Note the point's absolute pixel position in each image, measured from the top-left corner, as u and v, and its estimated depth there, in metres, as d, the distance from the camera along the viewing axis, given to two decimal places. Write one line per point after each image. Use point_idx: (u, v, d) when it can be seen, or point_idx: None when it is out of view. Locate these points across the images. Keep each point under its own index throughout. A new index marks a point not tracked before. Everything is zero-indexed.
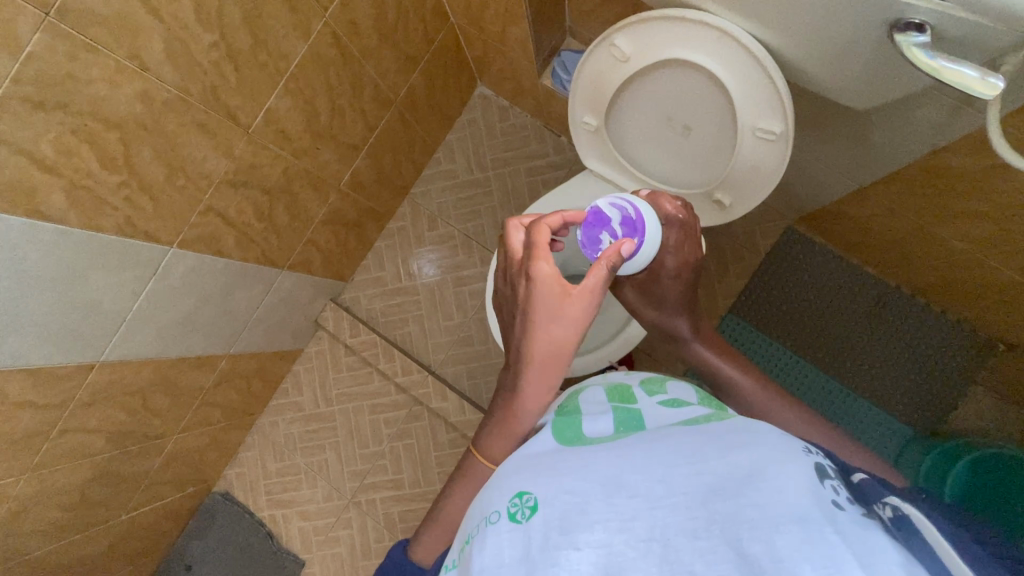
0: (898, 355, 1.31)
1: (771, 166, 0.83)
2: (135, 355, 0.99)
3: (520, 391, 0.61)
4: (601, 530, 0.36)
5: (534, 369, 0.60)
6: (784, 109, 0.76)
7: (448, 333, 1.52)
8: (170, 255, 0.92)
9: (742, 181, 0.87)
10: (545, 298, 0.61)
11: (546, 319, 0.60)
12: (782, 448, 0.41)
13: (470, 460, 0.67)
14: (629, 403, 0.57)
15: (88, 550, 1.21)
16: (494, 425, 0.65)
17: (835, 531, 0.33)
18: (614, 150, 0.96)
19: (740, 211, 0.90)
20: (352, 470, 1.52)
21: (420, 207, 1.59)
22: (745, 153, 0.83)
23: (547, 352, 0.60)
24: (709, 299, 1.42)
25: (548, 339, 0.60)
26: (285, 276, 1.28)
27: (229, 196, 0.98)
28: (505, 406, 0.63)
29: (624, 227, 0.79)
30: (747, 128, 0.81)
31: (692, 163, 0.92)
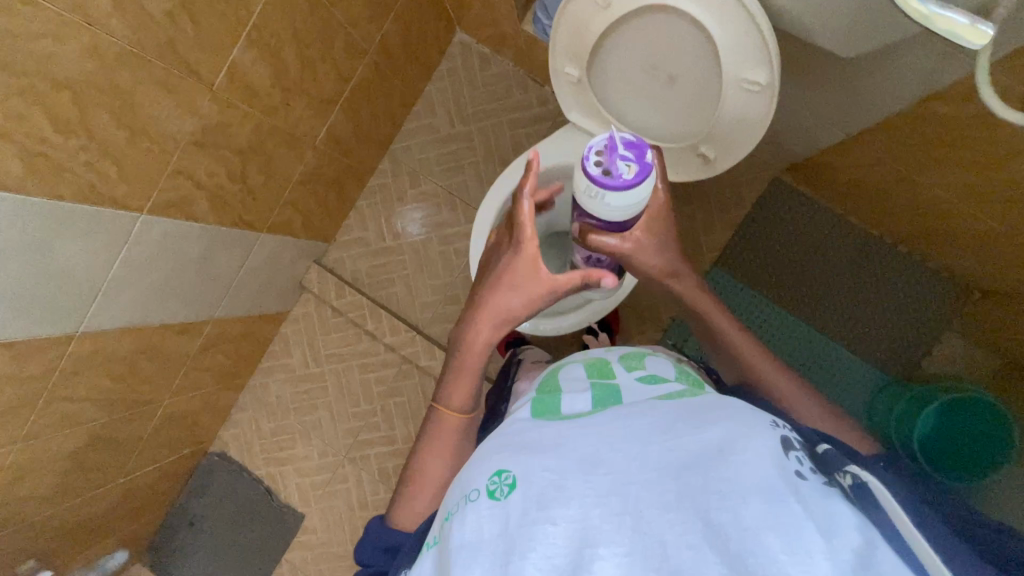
0: (875, 304, 1.33)
1: (757, 118, 0.81)
2: (115, 324, 0.97)
3: (469, 335, 0.68)
4: (577, 505, 0.37)
5: (484, 318, 0.68)
6: (770, 57, 0.74)
7: (435, 292, 1.52)
8: (141, 222, 0.89)
9: (727, 135, 0.85)
10: (513, 271, 0.66)
11: (506, 287, 0.67)
12: (751, 423, 0.43)
13: (435, 416, 0.71)
14: (608, 378, 0.58)
15: (90, 512, 1.24)
16: (453, 368, 0.69)
17: (798, 501, 0.35)
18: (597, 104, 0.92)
19: (725, 166, 0.88)
20: (346, 428, 1.55)
21: (401, 163, 1.54)
22: (731, 105, 0.80)
23: (499, 305, 0.67)
24: (695, 252, 1.42)
25: (499, 303, 0.67)
26: (265, 239, 1.26)
27: (198, 158, 0.94)
28: (463, 346, 0.68)
29: (631, 148, 0.60)
30: (733, 78, 0.78)
31: (676, 115, 0.88)
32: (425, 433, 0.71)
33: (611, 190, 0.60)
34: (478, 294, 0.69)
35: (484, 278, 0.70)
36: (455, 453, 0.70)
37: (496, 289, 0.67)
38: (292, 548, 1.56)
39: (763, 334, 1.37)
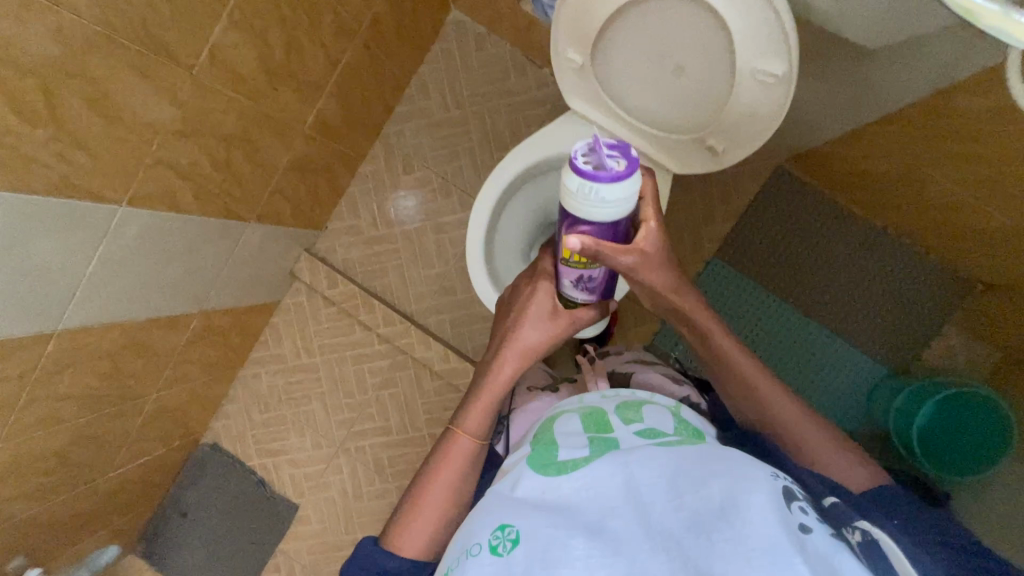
0: (875, 298, 1.32)
1: (768, 112, 0.78)
2: (97, 321, 0.93)
3: (494, 367, 0.74)
4: (577, 566, 0.40)
5: (510, 354, 0.74)
6: (788, 47, 0.70)
7: (429, 282, 1.48)
8: (120, 216, 0.85)
9: (736, 129, 0.81)
10: (537, 312, 0.74)
11: (528, 324, 0.74)
12: (753, 475, 0.45)
13: (448, 440, 0.71)
14: (605, 432, 0.57)
15: (79, 507, 1.22)
16: (475, 391, 0.73)
17: (802, 560, 0.37)
18: (601, 92, 0.87)
19: (732, 160, 0.85)
20: (339, 419, 1.53)
21: (393, 148, 1.49)
22: (743, 97, 0.77)
23: (522, 340, 0.74)
24: (695, 243, 1.40)
25: (522, 339, 0.74)
26: (253, 229, 1.21)
27: (180, 147, 0.89)
28: (489, 375, 0.73)
29: (617, 151, 0.57)
30: (747, 69, 0.74)
31: (683, 107, 0.83)
32: (440, 446, 0.71)
33: (604, 184, 0.55)
34: (503, 332, 0.76)
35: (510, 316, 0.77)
36: (469, 469, 0.69)
37: (521, 324, 0.74)
38: (287, 538, 1.55)
39: (757, 334, 1.36)
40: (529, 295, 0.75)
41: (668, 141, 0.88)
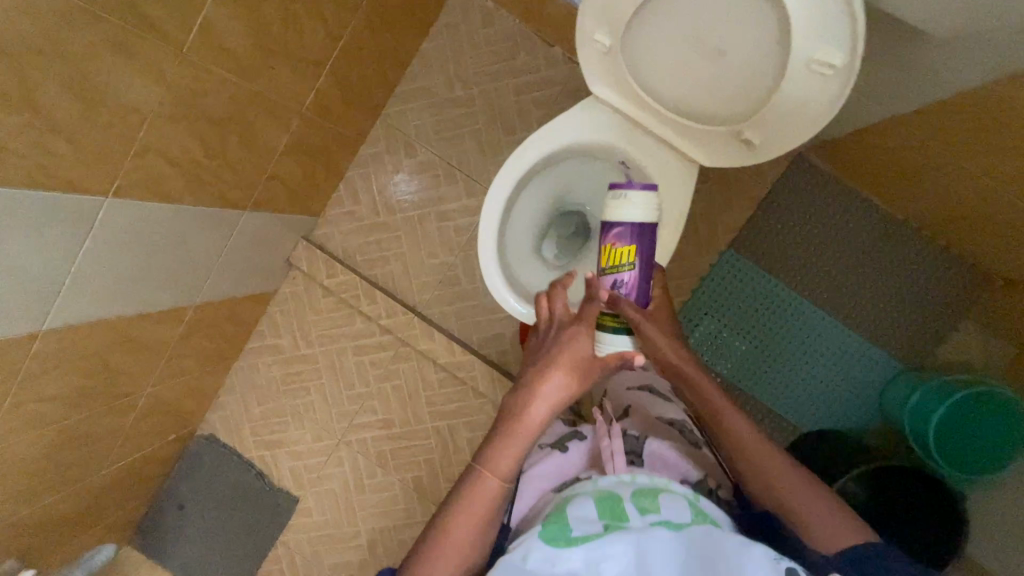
0: (891, 292, 1.29)
1: (818, 105, 0.72)
2: (84, 318, 0.87)
3: (524, 410, 0.63)
4: None
5: (545, 398, 0.64)
6: (854, 34, 0.65)
7: (433, 272, 1.42)
8: (105, 207, 0.78)
9: (778, 123, 0.76)
10: (577, 355, 0.66)
11: (570, 367, 0.65)
12: (762, 567, 0.44)
13: (470, 495, 0.62)
14: (621, 513, 0.54)
15: (71, 505, 1.17)
16: (499, 437, 0.63)
17: None
18: (631, 80, 0.83)
19: (772, 155, 0.79)
20: (340, 411, 1.49)
21: (395, 130, 1.41)
22: (791, 89, 0.71)
23: (560, 385, 0.64)
24: (710, 234, 1.35)
25: (561, 384, 0.64)
26: (249, 217, 1.15)
27: (169, 132, 0.82)
28: (514, 422, 0.63)
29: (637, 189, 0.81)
30: (803, 58, 0.68)
31: (721, 95, 0.78)
32: (458, 494, 0.63)
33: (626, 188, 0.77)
34: (534, 370, 0.66)
35: (541, 354, 0.67)
36: (485, 526, 0.62)
37: (561, 366, 0.65)
38: (287, 530, 1.53)
39: (766, 332, 1.33)
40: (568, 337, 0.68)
41: (701, 132, 0.83)
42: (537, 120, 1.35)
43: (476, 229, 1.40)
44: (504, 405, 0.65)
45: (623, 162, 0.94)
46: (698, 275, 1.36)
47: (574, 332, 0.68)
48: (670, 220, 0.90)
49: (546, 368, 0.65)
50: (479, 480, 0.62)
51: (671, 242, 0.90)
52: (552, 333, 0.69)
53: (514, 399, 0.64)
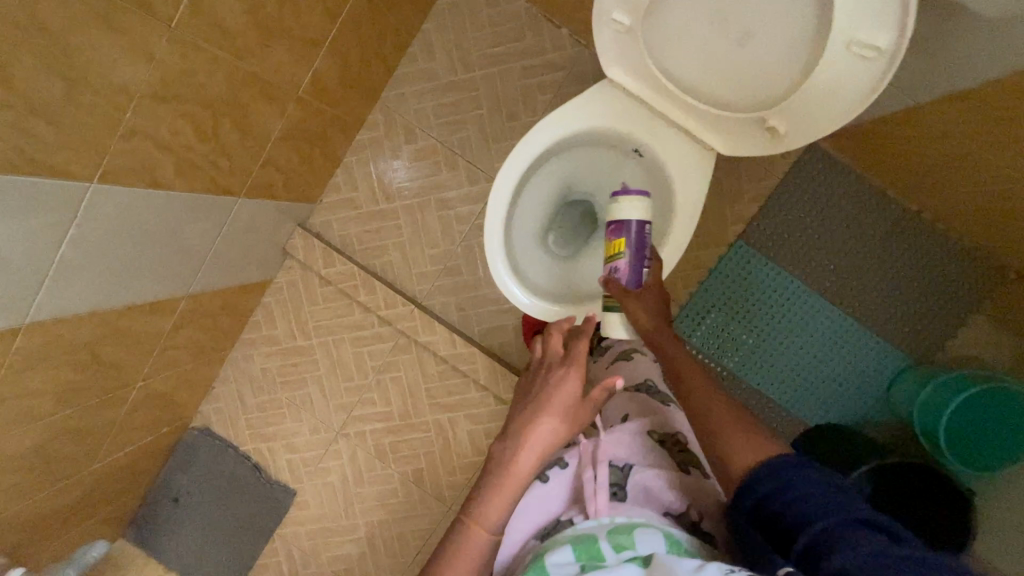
0: (903, 285, 1.26)
1: (854, 90, 0.70)
2: (71, 311, 0.83)
3: (512, 458, 0.59)
4: None
5: (533, 446, 0.59)
6: (901, 16, 0.62)
7: (434, 261, 1.38)
8: (91, 193, 0.73)
9: (811, 109, 0.73)
10: (565, 399, 0.62)
11: (558, 412, 0.61)
12: None
13: (456, 551, 0.57)
14: (596, 552, 0.56)
15: (62, 501, 1.13)
16: (485, 488, 0.59)
17: None
18: (651, 66, 0.79)
19: (801, 142, 0.76)
20: (338, 403, 1.46)
21: (394, 115, 1.36)
22: (828, 72, 0.69)
23: (549, 433, 0.60)
24: (718, 224, 1.33)
25: (550, 430, 0.60)
26: (243, 204, 1.10)
27: (158, 113, 0.77)
28: (502, 472, 0.59)
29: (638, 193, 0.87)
30: (843, 39, 0.66)
31: (748, 79, 0.75)
32: (445, 551, 0.57)
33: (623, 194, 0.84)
34: (522, 415, 0.62)
35: (529, 397, 0.64)
36: None
37: (549, 410, 0.61)
38: (285, 524, 1.51)
39: (772, 327, 1.31)
40: (555, 378, 0.64)
41: (724, 119, 0.80)
42: (542, 105, 1.30)
43: (479, 218, 1.36)
44: (493, 455, 0.60)
45: (636, 149, 0.91)
46: (706, 267, 1.34)
47: (563, 373, 0.64)
48: (686, 209, 0.87)
49: (534, 412, 0.61)
50: (465, 535, 0.57)
51: (687, 232, 0.87)
52: (540, 376, 0.66)
53: (502, 447, 0.60)
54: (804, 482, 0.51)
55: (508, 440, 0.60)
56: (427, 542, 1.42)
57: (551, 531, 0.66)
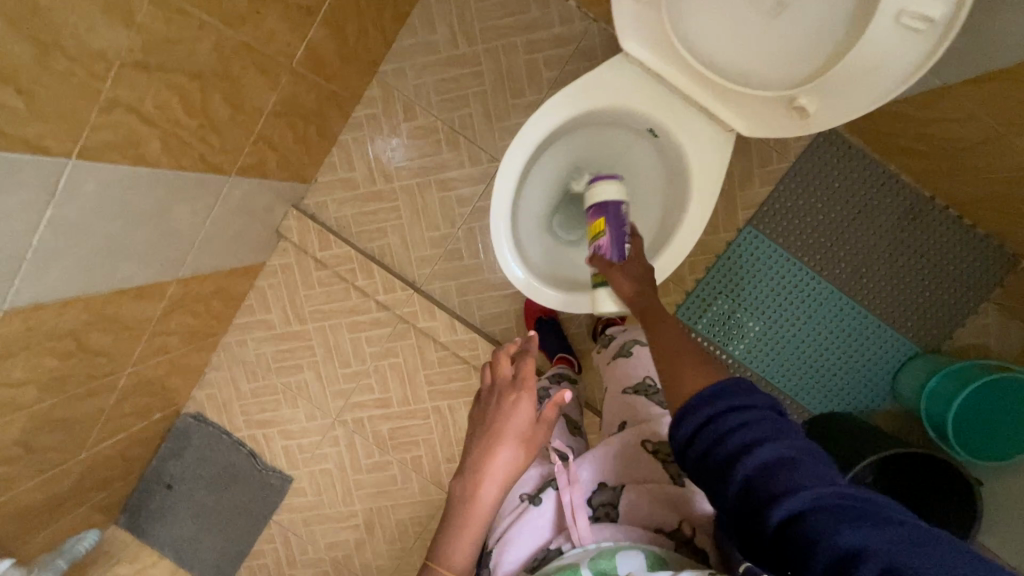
0: (913, 273, 1.23)
1: (897, 67, 0.66)
2: (53, 296, 0.78)
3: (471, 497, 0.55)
4: None
5: (490, 481, 0.55)
6: None
7: (433, 245, 1.34)
8: (71, 170, 0.68)
9: (846, 87, 0.69)
10: (517, 425, 0.57)
11: (511, 442, 0.56)
12: None
13: None
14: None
15: (51, 490, 1.10)
16: (450, 530, 0.55)
17: None
18: (675, 43, 0.75)
19: (831, 125, 0.73)
20: (335, 389, 1.42)
21: (392, 90, 1.30)
22: (870, 47, 0.65)
23: (503, 465, 0.56)
24: (727, 209, 1.29)
25: (505, 462, 0.56)
26: (235, 183, 1.04)
27: (141, 84, 0.72)
28: (464, 511, 0.55)
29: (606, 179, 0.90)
30: (892, 9, 0.62)
31: (779, 54, 0.72)
32: None
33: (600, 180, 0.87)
34: (475, 448, 0.57)
35: (479, 427, 0.59)
36: None
37: (502, 442, 0.56)
38: (280, 510, 1.48)
39: (779, 315, 1.28)
40: (504, 404, 0.59)
41: (750, 96, 0.76)
42: (548, 82, 1.25)
43: (481, 200, 1.31)
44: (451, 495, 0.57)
45: (650, 129, 0.87)
46: (714, 253, 1.31)
47: (512, 397, 0.58)
48: (701, 191, 0.83)
49: (486, 445, 0.57)
50: None
51: (702, 217, 0.84)
52: (488, 400, 0.60)
53: (459, 487, 0.56)
54: (762, 422, 0.51)
55: (463, 479, 0.56)
56: (426, 529, 1.41)
57: (542, 562, 0.64)
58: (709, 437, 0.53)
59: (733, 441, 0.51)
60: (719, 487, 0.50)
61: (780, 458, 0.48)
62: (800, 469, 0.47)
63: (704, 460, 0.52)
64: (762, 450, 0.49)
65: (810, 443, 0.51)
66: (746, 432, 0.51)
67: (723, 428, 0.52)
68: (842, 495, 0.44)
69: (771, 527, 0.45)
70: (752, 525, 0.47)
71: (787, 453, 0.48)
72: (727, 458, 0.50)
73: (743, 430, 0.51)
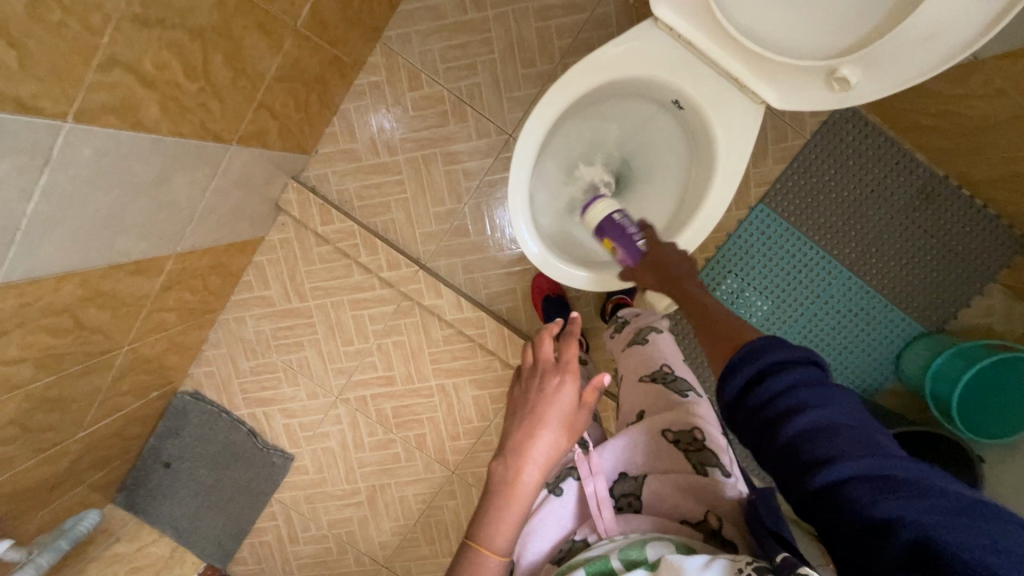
0: (922, 253, 1.22)
1: (953, 37, 0.63)
2: (50, 270, 0.73)
3: (513, 478, 0.54)
4: None
5: (533, 464, 0.55)
6: None
7: (439, 221, 1.30)
8: (66, 134, 0.63)
9: (897, 58, 0.67)
10: (560, 409, 0.57)
11: (556, 425, 0.56)
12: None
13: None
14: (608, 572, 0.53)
15: (48, 470, 1.07)
16: (490, 509, 0.54)
17: None
18: (714, 8, 0.72)
19: (879, 96, 0.71)
20: (337, 367, 1.39)
21: (397, 57, 1.24)
22: (926, 17, 0.62)
23: (548, 448, 0.55)
24: (739, 186, 1.28)
25: (548, 445, 0.55)
26: (235, 153, 0.99)
27: (141, 41, 0.67)
28: (506, 492, 0.54)
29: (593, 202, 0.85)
30: None
31: (824, 21, 0.69)
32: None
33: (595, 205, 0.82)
34: (517, 430, 0.56)
35: (521, 408, 0.58)
36: None
37: (545, 424, 0.56)
38: (282, 488, 1.47)
39: (788, 293, 1.27)
40: (546, 388, 0.58)
41: (789, 68, 0.74)
42: (561, 51, 1.20)
43: (488, 174, 1.27)
44: (492, 476, 0.56)
45: (675, 101, 0.84)
46: (726, 232, 1.29)
47: (555, 381, 0.58)
48: (726, 165, 0.81)
49: (530, 427, 0.56)
50: (472, 559, 0.53)
51: (726, 194, 0.82)
52: (529, 383, 0.60)
53: (500, 468, 0.55)
54: (810, 385, 0.48)
55: (505, 461, 0.55)
56: (429, 505, 1.41)
57: (568, 554, 0.63)
58: (754, 396, 0.50)
59: (778, 403, 0.48)
60: (761, 449, 0.48)
61: (826, 425, 0.45)
62: (845, 437, 0.44)
63: (747, 421, 0.50)
64: (807, 414, 0.46)
65: (859, 410, 0.47)
66: (793, 395, 0.47)
67: (768, 388, 0.49)
68: (888, 466, 0.41)
69: (811, 493, 0.43)
70: (792, 488, 0.45)
71: (832, 420, 0.45)
72: (771, 420, 0.48)
73: (788, 393, 0.48)
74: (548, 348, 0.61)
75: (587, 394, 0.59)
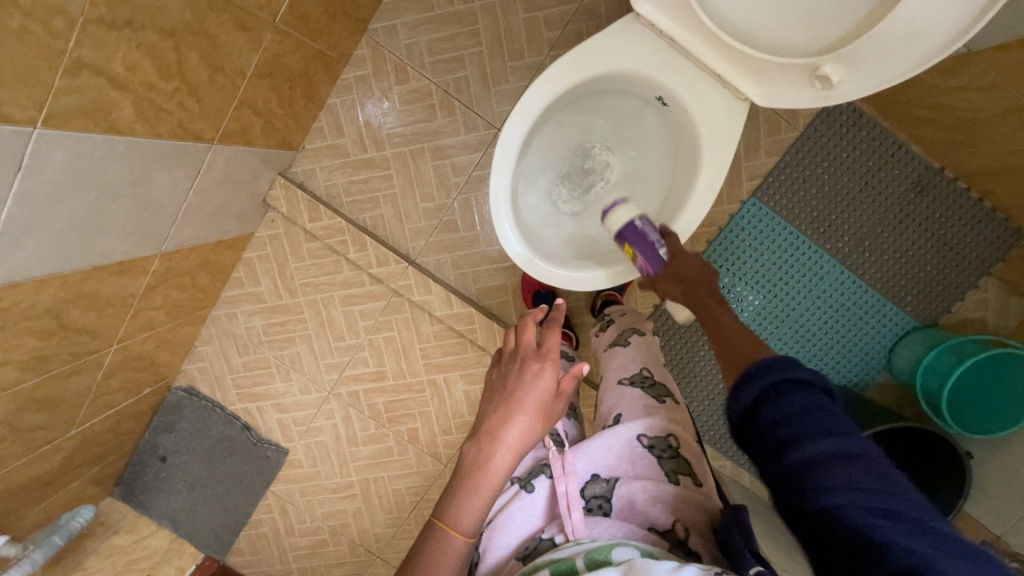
0: (917, 246, 1.20)
1: (940, 31, 0.61)
2: (27, 275, 0.73)
3: (486, 459, 0.54)
4: None
5: (507, 445, 0.54)
6: None
7: (427, 216, 1.29)
8: (34, 140, 0.63)
9: (883, 53, 0.65)
10: (538, 393, 0.57)
11: (532, 408, 0.56)
12: None
13: (424, 554, 0.52)
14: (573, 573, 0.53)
15: (42, 467, 1.08)
16: (460, 491, 0.54)
17: None
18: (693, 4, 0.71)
19: (861, 93, 0.70)
20: (329, 362, 1.40)
21: (383, 50, 1.23)
22: (906, 15, 0.61)
23: (524, 431, 0.55)
24: (731, 180, 1.26)
25: (525, 428, 0.55)
26: (217, 151, 0.99)
27: (109, 43, 0.66)
28: (475, 475, 0.54)
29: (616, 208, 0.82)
30: None
31: (804, 17, 0.68)
32: (416, 556, 0.53)
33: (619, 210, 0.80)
34: (494, 413, 0.56)
35: (499, 391, 0.58)
36: None
37: (521, 408, 0.56)
38: (277, 481, 1.48)
39: (779, 287, 1.27)
40: (526, 372, 0.58)
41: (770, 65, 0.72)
42: (550, 42, 1.18)
43: (477, 169, 1.26)
44: (464, 456, 0.55)
45: (659, 97, 0.83)
46: (717, 227, 1.28)
47: (535, 365, 0.58)
48: (712, 162, 0.79)
49: (508, 408, 0.56)
50: (437, 539, 0.53)
51: (710, 193, 0.80)
52: (509, 365, 0.59)
53: (474, 448, 0.55)
54: (824, 412, 0.50)
55: (479, 440, 0.55)
56: (422, 498, 1.42)
57: (532, 552, 0.62)
58: (766, 415, 0.53)
59: (789, 424, 0.50)
60: (766, 465, 0.51)
61: (831, 452, 0.47)
62: (852, 469, 0.46)
63: (758, 438, 0.53)
64: (818, 442, 0.48)
65: (865, 440, 0.49)
66: (803, 420, 0.50)
67: (782, 409, 0.52)
68: (889, 500, 0.43)
69: (813, 517, 0.45)
70: (793, 508, 0.47)
71: (839, 449, 0.47)
72: (780, 443, 0.50)
73: (801, 418, 0.50)
74: (531, 333, 0.61)
75: (566, 381, 0.59)
